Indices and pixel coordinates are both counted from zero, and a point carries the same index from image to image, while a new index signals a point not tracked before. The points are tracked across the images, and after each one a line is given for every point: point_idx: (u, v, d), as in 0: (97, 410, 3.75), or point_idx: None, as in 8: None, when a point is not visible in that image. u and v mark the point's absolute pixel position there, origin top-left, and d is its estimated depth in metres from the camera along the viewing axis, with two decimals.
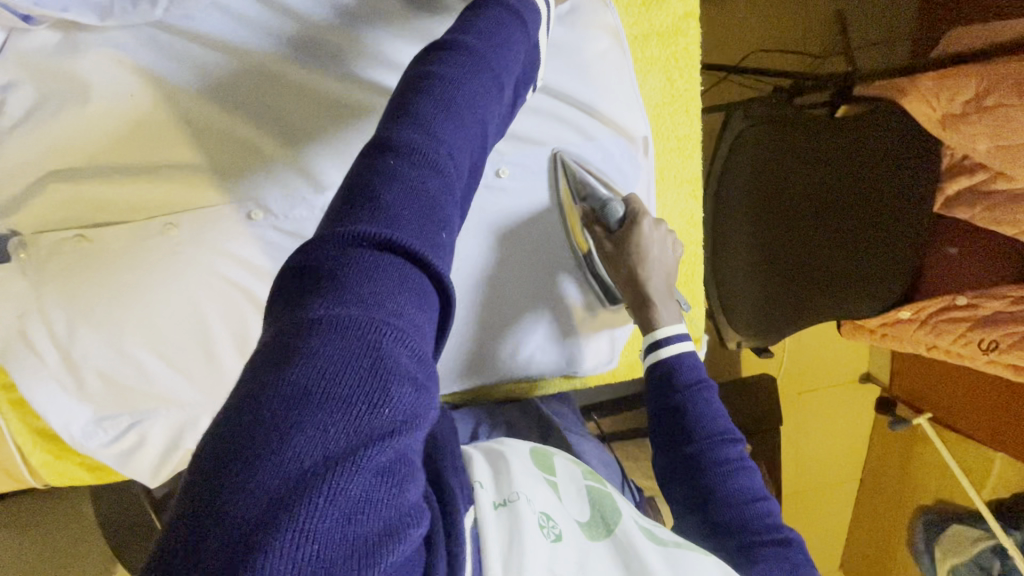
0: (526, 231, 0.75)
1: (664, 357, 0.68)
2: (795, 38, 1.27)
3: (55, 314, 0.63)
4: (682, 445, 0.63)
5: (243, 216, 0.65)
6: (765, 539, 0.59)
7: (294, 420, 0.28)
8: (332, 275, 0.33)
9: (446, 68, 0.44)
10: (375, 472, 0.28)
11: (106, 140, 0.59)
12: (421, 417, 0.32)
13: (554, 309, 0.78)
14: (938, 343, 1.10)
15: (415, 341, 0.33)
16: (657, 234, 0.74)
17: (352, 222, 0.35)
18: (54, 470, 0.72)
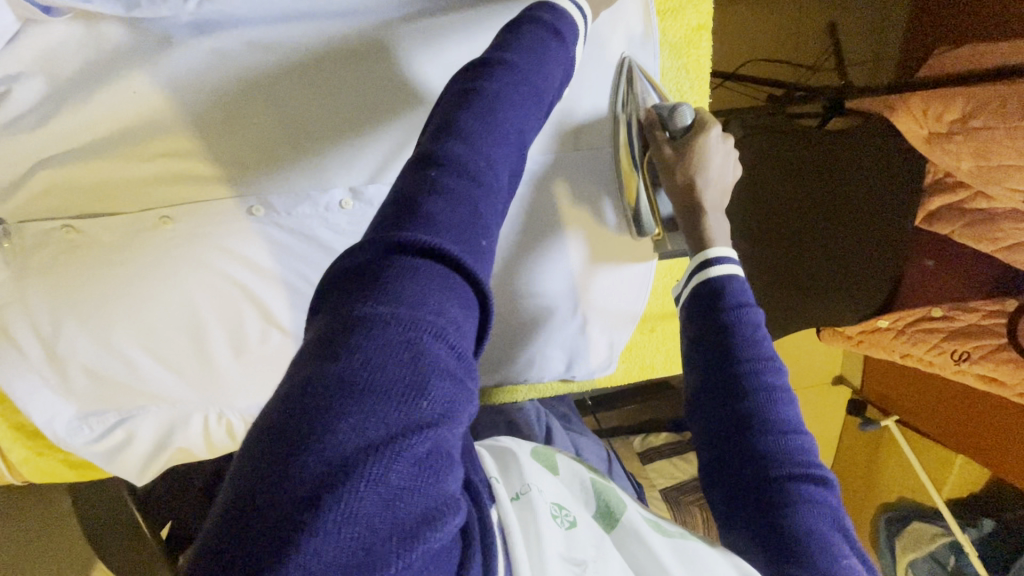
0: (577, 137, 0.69)
1: (712, 275, 0.61)
2: (791, 48, 1.29)
3: (41, 307, 0.61)
4: (723, 363, 0.57)
5: (245, 212, 0.62)
6: (800, 474, 0.52)
7: (338, 407, 0.29)
8: (380, 277, 0.35)
9: (495, 84, 0.47)
10: (414, 460, 0.30)
11: (105, 130, 0.57)
12: (459, 409, 0.33)
13: (588, 233, 0.72)
14: (914, 351, 1.14)
15: (454, 339, 0.35)
16: (721, 146, 0.67)
17: (398, 229, 0.37)
18: (34, 466, 0.70)
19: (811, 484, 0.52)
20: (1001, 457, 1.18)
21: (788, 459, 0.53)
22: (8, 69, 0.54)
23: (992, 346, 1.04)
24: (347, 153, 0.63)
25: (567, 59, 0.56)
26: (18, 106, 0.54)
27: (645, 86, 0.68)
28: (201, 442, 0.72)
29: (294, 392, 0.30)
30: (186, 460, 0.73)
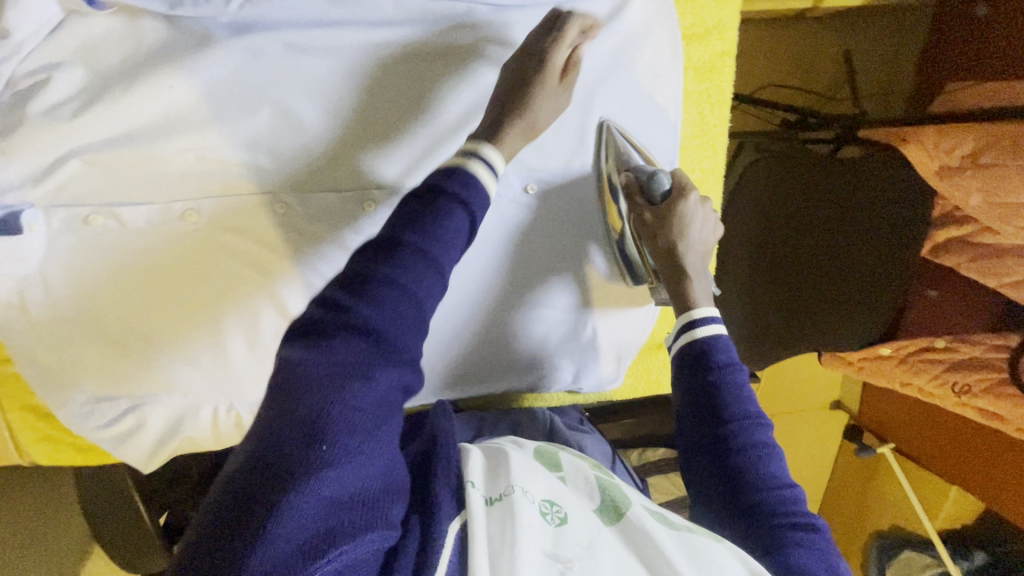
0: (568, 189, 0.68)
1: (699, 337, 0.60)
2: (804, 76, 1.31)
3: (66, 289, 0.62)
4: (710, 423, 0.57)
5: (269, 210, 0.63)
6: (792, 528, 0.53)
7: (260, 470, 0.39)
8: (294, 369, 0.44)
9: (391, 271, 0.47)
10: (325, 495, 0.38)
11: (139, 123, 0.57)
12: (372, 448, 0.42)
13: (578, 280, 0.72)
14: (915, 380, 1.16)
15: (354, 400, 0.43)
16: (700, 210, 0.66)
17: (307, 329, 0.46)
18: (42, 448, 0.70)
19: (803, 534, 0.53)
20: (997, 491, 1.19)
21: (777, 516, 0.54)
22: (51, 60, 0.55)
23: (992, 380, 1.05)
24: (373, 155, 0.63)
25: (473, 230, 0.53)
26: (56, 95, 0.55)
27: (628, 145, 0.67)
28: (207, 432, 0.72)
29: (251, 450, 0.41)
30: (194, 449, 0.73)
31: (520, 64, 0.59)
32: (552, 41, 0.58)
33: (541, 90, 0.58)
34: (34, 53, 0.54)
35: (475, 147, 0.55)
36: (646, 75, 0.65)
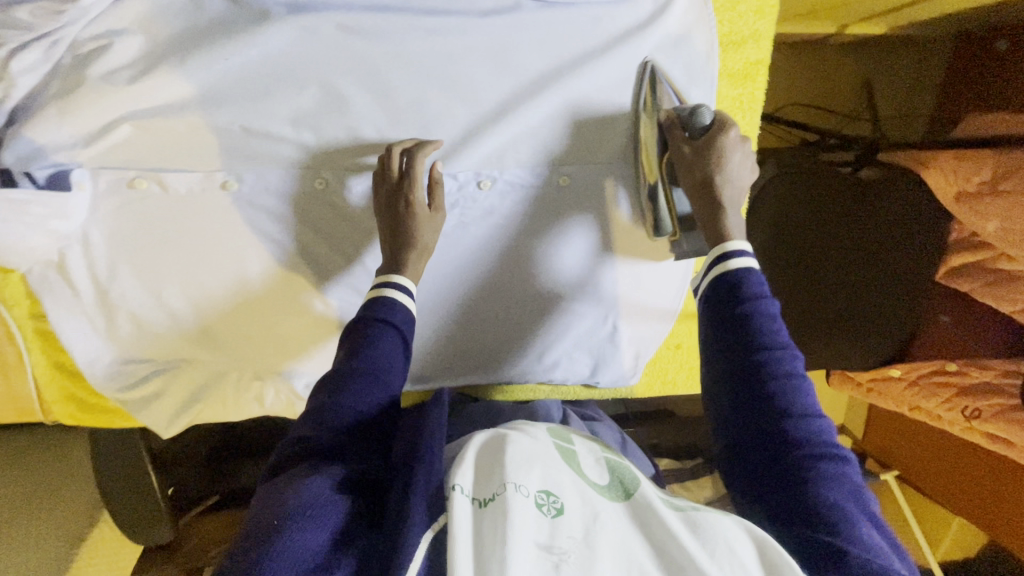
0: (598, 126, 0.68)
1: (732, 268, 0.60)
2: (824, 97, 1.33)
3: (105, 249, 0.64)
4: (743, 352, 0.57)
5: (305, 185, 0.65)
6: (820, 455, 0.53)
7: (235, 563, 0.43)
8: (265, 492, 0.50)
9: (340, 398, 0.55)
10: (292, 554, 0.43)
11: (190, 93, 0.59)
12: (331, 513, 0.47)
13: (600, 222, 0.72)
14: (925, 403, 1.17)
15: (313, 481, 0.49)
16: (741, 148, 0.62)
17: (274, 472, 0.53)
18: (65, 407, 0.71)
19: (830, 461, 0.53)
20: (1001, 520, 1.18)
21: (806, 441, 0.54)
22: (114, 28, 0.57)
23: (1003, 406, 1.05)
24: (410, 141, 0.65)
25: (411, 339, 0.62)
26: (116, 60, 0.57)
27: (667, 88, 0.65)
28: (230, 406, 0.72)
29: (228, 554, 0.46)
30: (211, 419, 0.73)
31: (387, 206, 0.63)
32: (404, 186, 0.62)
33: (412, 222, 0.62)
34: (99, 20, 0.56)
35: (387, 278, 0.62)
36: (680, 77, 0.67)
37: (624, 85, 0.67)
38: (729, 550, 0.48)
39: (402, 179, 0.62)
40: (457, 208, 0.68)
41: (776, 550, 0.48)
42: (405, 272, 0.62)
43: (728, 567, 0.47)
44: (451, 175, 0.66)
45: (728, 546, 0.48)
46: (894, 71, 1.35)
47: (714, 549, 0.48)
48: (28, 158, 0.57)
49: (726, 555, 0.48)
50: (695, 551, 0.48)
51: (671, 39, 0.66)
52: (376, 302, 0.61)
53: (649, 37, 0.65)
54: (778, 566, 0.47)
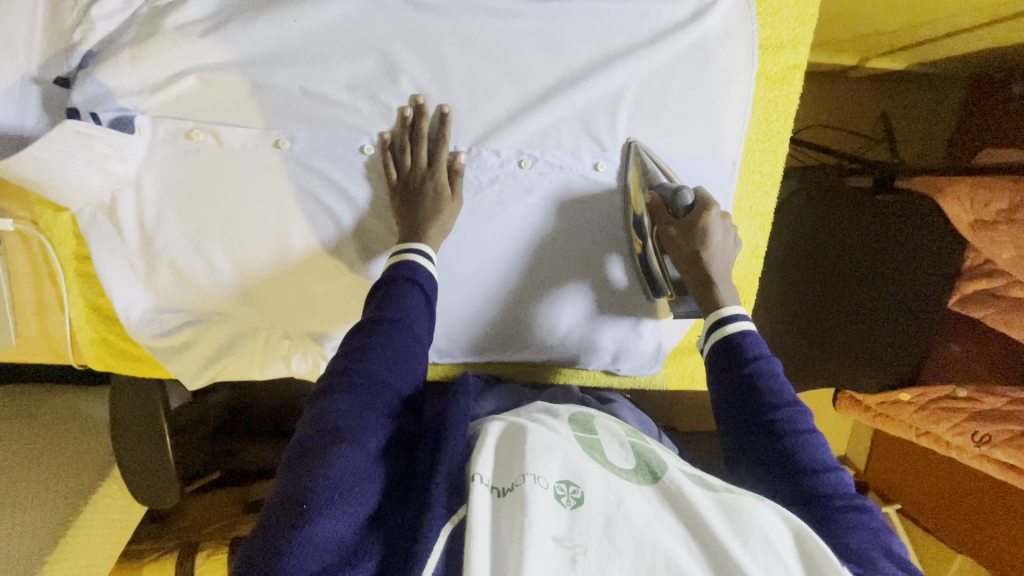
0: (593, 201, 0.73)
1: (729, 332, 0.64)
2: (846, 120, 1.36)
3: (155, 196, 0.66)
4: (751, 413, 0.60)
5: (356, 150, 0.67)
6: (842, 509, 0.54)
7: (269, 533, 0.45)
8: (299, 448, 0.50)
9: (369, 361, 0.56)
10: (320, 543, 0.45)
11: (257, 51, 0.62)
12: (358, 501, 0.48)
13: (597, 288, 0.76)
14: (935, 428, 1.17)
15: (343, 459, 0.49)
16: (723, 227, 0.68)
17: (307, 423, 0.52)
18: (97, 351, 0.72)
19: (854, 512, 0.54)
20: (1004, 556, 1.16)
21: (825, 496, 0.55)
22: None
23: (1014, 433, 1.06)
24: (458, 116, 0.67)
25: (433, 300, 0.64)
26: (191, 14, 0.60)
27: (655, 163, 0.71)
28: (257, 364, 0.73)
29: (263, 514, 0.48)
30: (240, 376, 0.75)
31: (409, 188, 0.66)
32: (428, 173, 0.66)
33: (434, 200, 0.65)
34: None
35: (405, 246, 0.64)
36: (720, 76, 0.70)
37: (668, 78, 0.69)
38: (764, 539, 0.49)
39: (424, 165, 0.66)
40: (497, 185, 0.70)
41: (813, 540, 0.49)
42: (424, 241, 0.64)
43: (763, 556, 0.48)
44: (495, 152, 0.69)
45: (764, 533, 0.49)
46: (912, 109, 1.37)
47: (748, 538, 0.49)
48: (95, 99, 0.59)
49: (761, 544, 0.48)
50: (728, 540, 0.48)
51: (717, 37, 0.69)
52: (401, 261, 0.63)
53: (696, 34, 0.68)
54: (815, 559, 0.48)
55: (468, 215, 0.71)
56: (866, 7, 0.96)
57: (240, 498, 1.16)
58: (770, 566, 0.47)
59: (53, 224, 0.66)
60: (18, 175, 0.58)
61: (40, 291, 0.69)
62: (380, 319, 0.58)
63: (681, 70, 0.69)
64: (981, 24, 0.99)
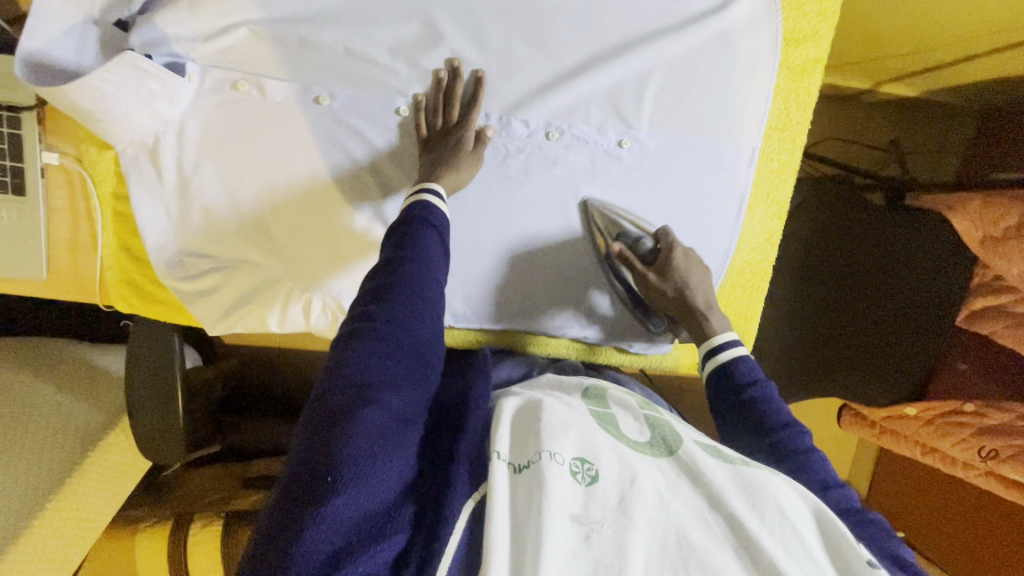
0: (566, 249, 0.78)
1: (722, 361, 0.68)
2: (864, 130, 1.36)
3: (195, 141, 0.68)
4: (753, 436, 0.64)
5: (391, 110, 0.70)
6: (844, 521, 0.57)
7: (296, 497, 0.45)
8: (323, 408, 0.49)
9: (392, 303, 0.55)
10: (349, 511, 0.44)
11: (306, 9, 0.65)
12: (383, 473, 0.47)
13: (584, 318, 0.82)
14: (939, 443, 1.08)
15: (366, 422, 0.47)
16: (690, 261, 0.74)
17: (330, 382, 0.51)
18: (120, 291, 0.75)
19: (857, 523, 0.56)
20: None
21: None
22: None
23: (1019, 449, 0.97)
24: (491, 84, 0.70)
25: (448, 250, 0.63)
26: None
27: (622, 213, 0.76)
28: (276, 313, 0.75)
29: (289, 476, 0.47)
30: (259, 326, 0.76)
31: (435, 143, 0.69)
32: (458, 133, 0.69)
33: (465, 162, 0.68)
34: None
35: (423, 184, 0.66)
36: (745, 63, 0.73)
37: (694, 61, 0.72)
38: (780, 512, 0.47)
39: (452, 125, 0.69)
40: (524, 154, 0.73)
41: (834, 521, 0.48)
42: (439, 183, 0.66)
43: (779, 527, 0.46)
44: (524, 122, 0.72)
45: (780, 507, 0.48)
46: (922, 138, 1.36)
47: (765, 512, 0.47)
48: (151, 44, 0.62)
49: (779, 518, 0.47)
50: (743, 514, 0.47)
51: (743, 25, 0.72)
52: (418, 203, 0.64)
53: (723, 20, 0.71)
54: (832, 536, 0.47)
55: (494, 180, 0.73)
56: (884, 23, 0.98)
57: (235, 474, 1.10)
58: (785, 539, 0.46)
59: (95, 161, 0.68)
60: (72, 105, 0.60)
61: (76, 227, 0.71)
62: (401, 257, 0.58)
63: (708, 54, 0.72)
64: (981, 53, 1.02)
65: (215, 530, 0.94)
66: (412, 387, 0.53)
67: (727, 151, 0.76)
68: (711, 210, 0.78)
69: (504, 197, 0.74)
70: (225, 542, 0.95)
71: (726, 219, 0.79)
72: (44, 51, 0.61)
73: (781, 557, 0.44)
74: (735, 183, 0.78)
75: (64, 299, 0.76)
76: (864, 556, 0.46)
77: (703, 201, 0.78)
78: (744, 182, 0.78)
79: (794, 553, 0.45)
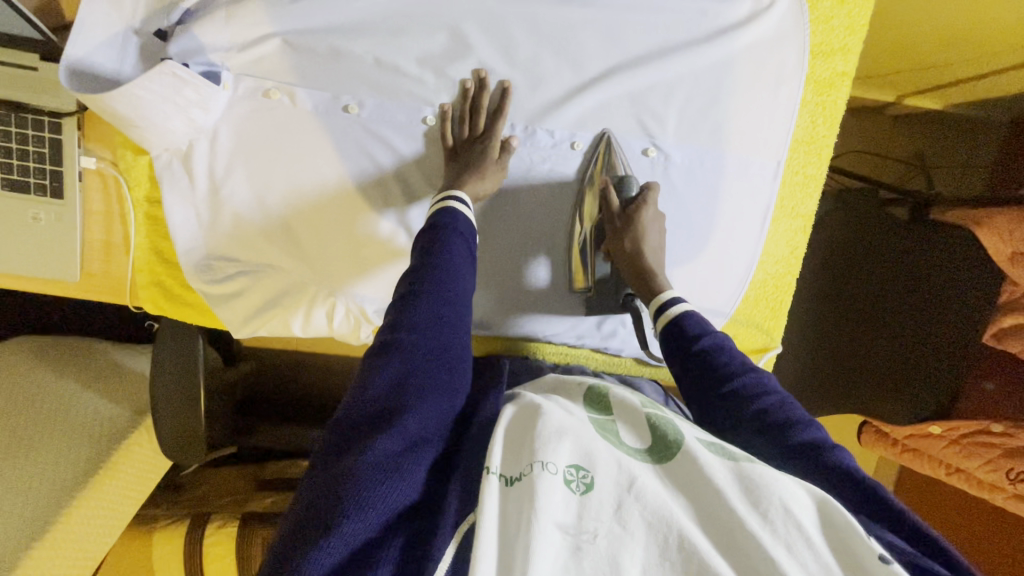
0: (529, 202, 0.76)
1: (672, 315, 0.68)
2: (885, 142, 1.33)
3: (225, 147, 0.69)
4: (714, 386, 0.61)
5: (418, 120, 0.71)
6: (814, 454, 0.54)
7: (300, 524, 0.45)
8: (342, 434, 0.50)
9: (416, 314, 0.56)
10: (346, 542, 0.43)
11: (338, 22, 0.67)
12: (389, 494, 0.46)
13: (516, 282, 0.78)
14: (965, 465, 1.00)
15: (380, 447, 0.47)
16: (655, 221, 0.73)
17: (350, 406, 0.52)
18: (150, 292, 0.76)
19: (829, 454, 0.53)
20: None
21: (800, 449, 0.55)
22: None
23: None
24: (517, 95, 0.72)
25: (472, 255, 0.64)
26: None
27: (623, 160, 0.75)
28: (301, 316, 0.76)
29: (300, 502, 0.47)
30: (279, 331, 0.77)
31: (462, 152, 0.70)
32: (483, 143, 0.70)
33: (484, 167, 0.69)
34: None
35: (449, 192, 0.66)
36: (772, 76, 0.73)
37: (719, 71, 0.72)
38: (785, 511, 0.43)
39: (479, 135, 0.71)
40: (548, 164, 0.74)
41: (840, 510, 0.44)
42: (462, 190, 0.67)
43: (783, 528, 0.43)
44: (549, 131, 0.73)
45: (784, 504, 0.44)
46: (949, 150, 1.33)
47: (768, 512, 0.43)
48: (189, 53, 0.64)
49: (782, 518, 0.43)
50: (744, 514, 0.43)
51: (768, 38, 0.72)
52: (444, 210, 0.64)
53: (749, 31, 0.71)
54: (843, 530, 0.43)
55: (512, 200, 0.75)
56: (910, 37, 0.98)
57: (252, 474, 1.10)
58: (790, 540, 0.42)
59: (131, 166, 0.70)
60: (111, 112, 0.61)
61: (109, 229, 0.73)
62: (423, 264, 0.59)
63: (733, 65, 0.72)
64: (1009, 67, 1.01)
65: (229, 531, 0.95)
66: (435, 415, 0.53)
67: (750, 163, 0.76)
68: (734, 219, 0.78)
69: (518, 198, 0.75)
70: (241, 542, 0.95)
71: (750, 231, 0.78)
72: (88, 60, 0.63)
73: (783, 559, 0.41)
74: (760, 194, 0.77)
75: (96, 299, 0.78)
76: (876, 551, 0.42)
77: (729, 215, 0.77)
78: (767, 194, 0.77)
79: (799, 556, 0.42)
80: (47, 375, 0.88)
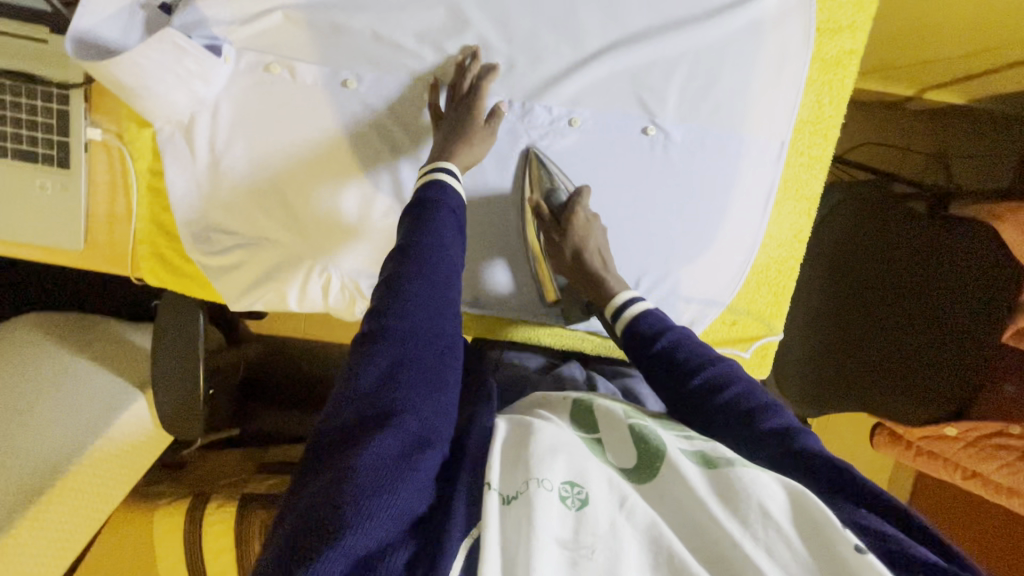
0: (482, 212, 0.76)
1: (631, 316, 0.68)
2: (902, 136, 1.30)
3: (225, 117, 0.70)
4: (681, 382, 0.61)
5: (416, 96, 0.72)
6: (781, 438, 0.54)
7: (300, 536, 0.43)
8: (340, 438, 0.49)
9: (401, 298, 0.55)
10: (350, 552, 0.41)
11: None
12: (392, 500, 0.45)
13: (484, 287, 0.78)
14: (983, 469, 0.95)
15: (378, 448, 0.47)
16: (592, 227, 0.74)
17: (344, 409, 0.50)
18: (150, 263, 0.78)
19: (795, 436, 0.53)
20: None
21: (768, 436, 0.54)
22: None
23: None
24: (516, 72, 0.71)
25: (460, 234, 0.63)
26: None
27: (555, 169, 0.75)
28: (296, 289, 0.76)
29: (296, 514, 0.45)
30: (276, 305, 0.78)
31: (449, 115, 0.69)
32: (468, 107, 0.69)
33: (472, 132, 0.69)
34: None
35: (433, 163, 0.66)
36: (776, 55, 0.72)
37: (721, 47, 0.71)
38: (763, 514, 0.42)
39: (465, 94, 0.69)
40: (546, 141, 0.74)
41: (817, 506, 0.43)
42: (453, 161, 0.67)
43: (762, 532, 0.42)
44: (546, 108, 0.72)
45: (761, 505, 0.43)
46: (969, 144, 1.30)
47: (748, 517, 0.42)
48: (191, 25, 0.66)
49: (760, 521, 0.42)
50: (725, 522, 0.42)
51: (772, 16, 0.71)
52: (430, 182, 0.64)
53: (752, 8, 0.70)
54: (816, 522, 0.42)
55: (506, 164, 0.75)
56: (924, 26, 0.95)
57: (253, 459, 1.11)
58: (770, 545, 0.41)
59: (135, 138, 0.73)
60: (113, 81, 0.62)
61: (113, 202, 0.75)
62: (411, 245, 0.59)
63: (735, 43, 0.71)
64: None
65: (228, 511, 0.96)
66: (434, 413, 0.52)
67: (752, 144, 0.74)
68: (730, 196, 0.76)
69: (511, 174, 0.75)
70: (240, 523, 0.96)
71: (752, 211, 0.77)
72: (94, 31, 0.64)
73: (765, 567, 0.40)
74: (762, 175, 0.75)
75: (101, 271, 0.79)
76: (852, 542, 0.40)
77: (727, 194, 0.76)
78: (770, 174, 0.76)
79: (779, 558, 0.41)
80: (56, 347, 0.91)
